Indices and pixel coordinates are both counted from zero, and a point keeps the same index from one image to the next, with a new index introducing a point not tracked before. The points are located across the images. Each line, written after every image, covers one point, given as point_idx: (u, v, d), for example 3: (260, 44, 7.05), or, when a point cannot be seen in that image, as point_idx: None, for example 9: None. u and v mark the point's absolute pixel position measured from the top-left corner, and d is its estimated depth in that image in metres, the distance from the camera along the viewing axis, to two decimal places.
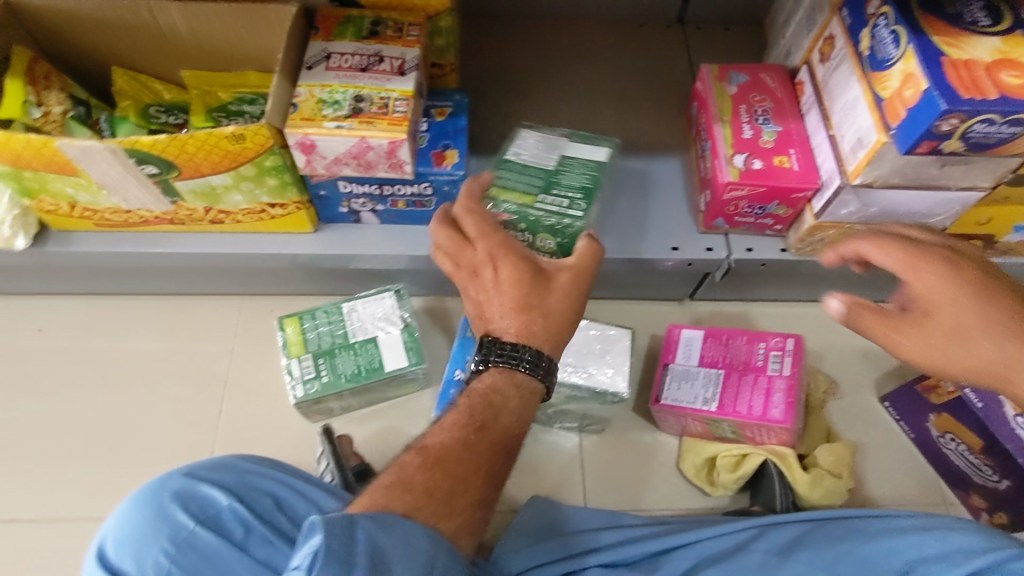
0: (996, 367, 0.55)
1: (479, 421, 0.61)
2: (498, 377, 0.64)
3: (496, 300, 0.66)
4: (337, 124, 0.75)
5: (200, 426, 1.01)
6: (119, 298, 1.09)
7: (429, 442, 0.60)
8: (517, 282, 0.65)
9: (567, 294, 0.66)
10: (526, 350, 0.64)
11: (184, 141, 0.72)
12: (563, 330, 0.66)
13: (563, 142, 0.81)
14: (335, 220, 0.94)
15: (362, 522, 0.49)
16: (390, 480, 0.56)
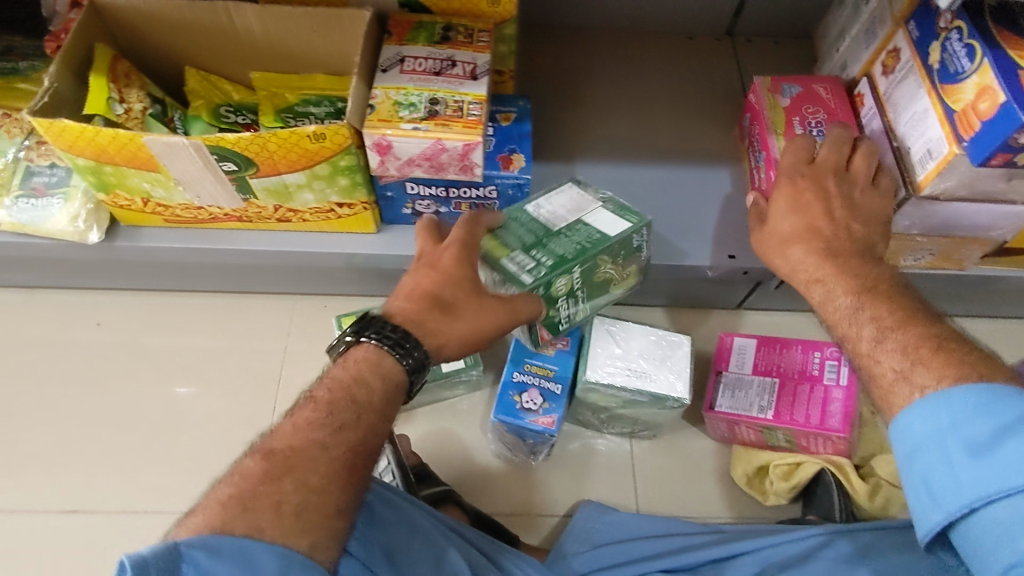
0: (802, 264, 0.70)
1: (338, 420, 0.56)
2: (366, 362, 0.60)
3: (412, 281, 0.67)
4: (414, 126, 0.77)
5: (254, 423, 1.02)
6: (174, 296, 1.11)
7: (277, 444, 0.54)
8: (433, 285, 0.66)
9: (479, 319, 0.66)
10: (406, 344, 0.62)
11: (266, 139, 0.74)
12: (449, 343, 0.65)
13: (591, 207, 0.77)
14: (397, 222, 0.95)
15: (189, 553, 0.46)
16: (222, 497, 0.51)
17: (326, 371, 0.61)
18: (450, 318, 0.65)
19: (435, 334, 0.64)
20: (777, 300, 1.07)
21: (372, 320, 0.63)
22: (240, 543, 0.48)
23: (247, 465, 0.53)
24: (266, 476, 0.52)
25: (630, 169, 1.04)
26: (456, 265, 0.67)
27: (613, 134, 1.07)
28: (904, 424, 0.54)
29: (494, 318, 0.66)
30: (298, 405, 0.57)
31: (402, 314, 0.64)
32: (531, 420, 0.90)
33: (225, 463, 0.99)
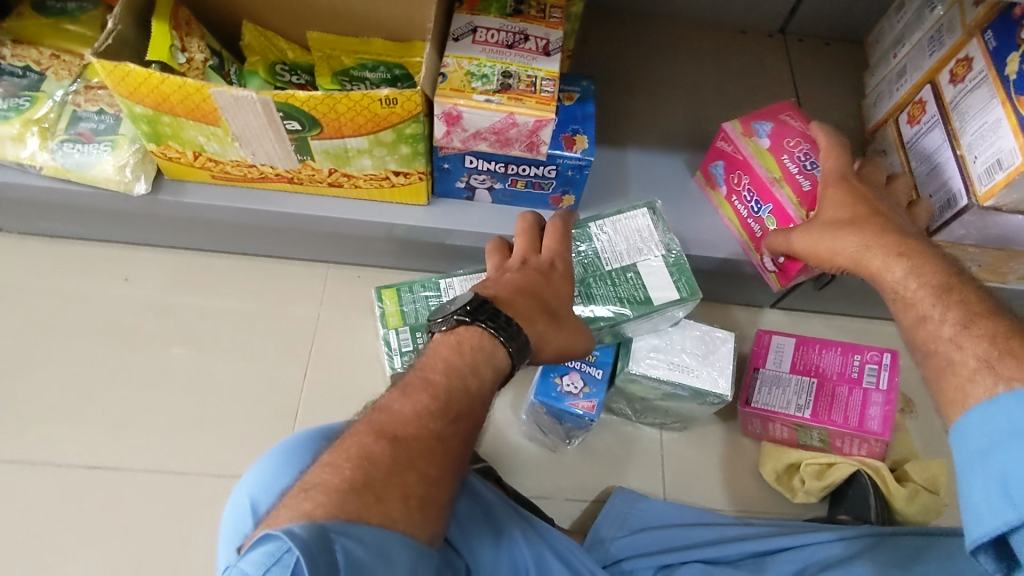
0: (853, 250, 0.71)
1: (453, 411, 0.58)
2: (481, 353, 0.61)
3: (518, 279, 0.70)
4: (487, 98, 0.75)
5: (284, 389, 1.00)
6: (205, 256, 1.09)
7: (398, 429, 0.55)
8: (537, 291, 0.69)
9: (573, 339, 0.70)
10: (519, 335, 0.63)
11: (337, 100, 0.72)
12: (546, 350, 0.68)
13: (649, 252, 0.88)
14: (447, 195, 0.94)
15: (336, 540, 0.48)
16: (343, 481, 0.52)
17: (435, 353, 0.62)
18: (554, 327, 0.68)
19: (541, 338, 0.66)
20: (813, 302, 1.07)
21: (484, 305, 0.64)
22: (377, 532, 0.50)
23: (368, 445, 0.54)
24: (393, 465, 0.53)
25: (681, 160, 1.03)
26: (558, 277, 0.73)
27: (665, 123, 1.06)
28: (967, 425, 0.48)
29: (579, 340, 0.71)
30: (412, 386, 0.58)
31: (511, 306, 0.66)
32: (571, 404, 0.88)
33: (254, 427, 0.97)
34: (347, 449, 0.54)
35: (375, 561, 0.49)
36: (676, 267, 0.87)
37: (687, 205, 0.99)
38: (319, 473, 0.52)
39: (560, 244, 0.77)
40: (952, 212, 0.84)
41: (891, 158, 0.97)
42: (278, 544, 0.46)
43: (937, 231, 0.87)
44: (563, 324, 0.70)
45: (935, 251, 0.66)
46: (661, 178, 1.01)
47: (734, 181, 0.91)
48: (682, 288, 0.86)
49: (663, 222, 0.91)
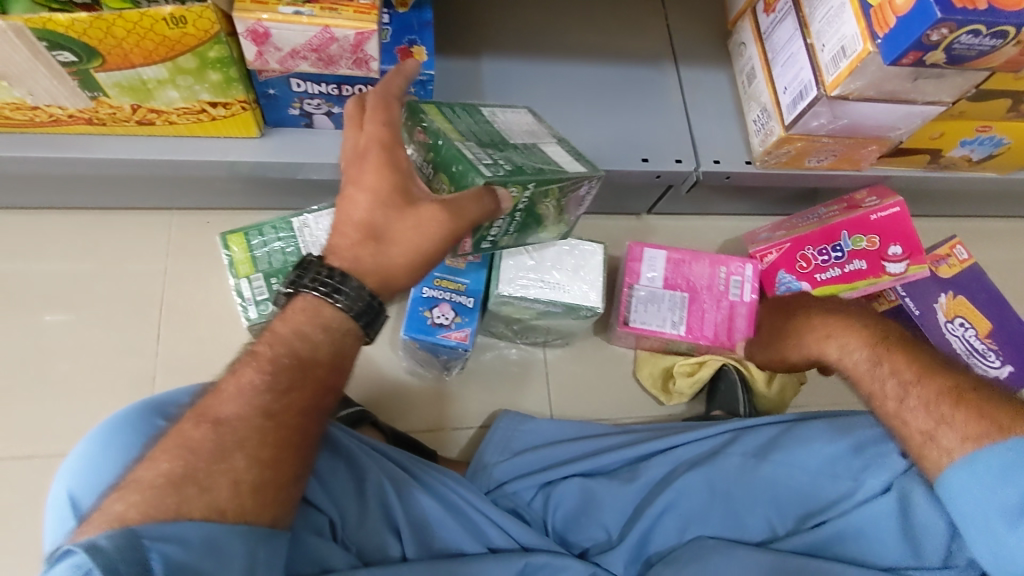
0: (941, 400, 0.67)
1: (284, 383, 0.53)
2: (305, 314, 0.55)
3: (342, 202, 0.57)
4: (295, 10, 0.66)
5: (135, 352, 0.91)
6: (18, 214, 0.95)
7: (220, 411, 0.51)
8: (363, 205, 0.56)
9: (417, 240, 0.56)
10: (349, 282, 0.55)
11: (111, 22, 0.61)
12: (394, 275, 0.57)
13: (545, 139, 0.75)
14: (283, 124, 0.84)
15: (153, 547, 0.45)
16: (160, 475, 0.48)
17: (269, 324, 0.56)
18: (388, 247, 0.56)
19: (377, 273, 0.57)
20: (685, 204, 1.06)
21: (310, 264, 0.56)
22: (201, 527, 0.48)
23: (186, 433, 0.50)
24: (216, 451, 0.50)
25: (542, 64, 0.96)
26: (376, 169, 0.56)
27: (522, 23, 0.98)
28: None
29: (432, 236, 0.56)
30: (239, 363, 0.53)
31: (336, 254, 0.57)
32: (444, 335, 0.85)
33: (105, 398, 0.89)
34: (171, 439, 0.50)
35: (203, 559, 0.47)
36: (575, 152, 0.75)
37: (551, 115, 0.94)
38: (141, 470, 0.49)
39: (377, 114, 0.57)
40: (804, 104, 0.83)
41: (750, 51, 0.95)
42: (80, 558, 0.43)
43: (792, 124, 0.86)
44: (405, 232, 0.56)
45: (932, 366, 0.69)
46: (522, 86, 0.94)
47: (802, 264, 0.94)
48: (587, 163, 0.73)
49: (544, 124, 0.79)
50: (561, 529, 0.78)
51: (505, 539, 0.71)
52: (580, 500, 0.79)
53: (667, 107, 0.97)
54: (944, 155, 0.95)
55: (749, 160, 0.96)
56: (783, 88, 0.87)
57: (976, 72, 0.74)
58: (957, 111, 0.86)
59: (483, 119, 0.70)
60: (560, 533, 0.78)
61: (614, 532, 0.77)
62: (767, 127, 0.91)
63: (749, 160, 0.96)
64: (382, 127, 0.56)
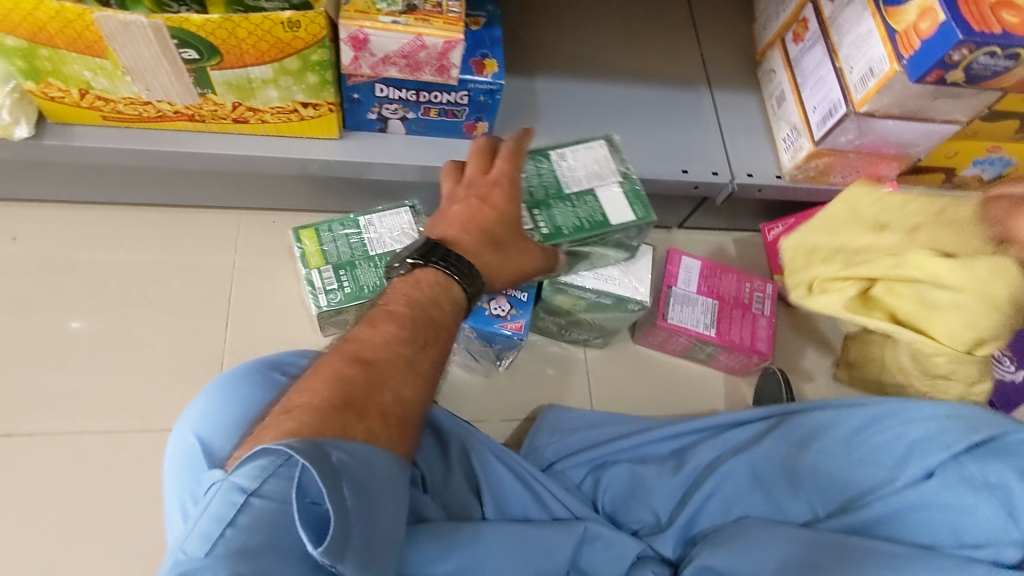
0: None
1: (421, 339, 0.61)
2: (436, 287, 0.67)
3: (463, 210, 0.73)
4: (393, 20, 0.74)
5: (204, 339, 0.97)
6: (98, 208, 1.02)
7: (369, 354, 0.58)
8: (497, 218, 0.74)
9: (521, 264, 0.76)
10: (464, 264, 0.69)
11: (236, 24, 0.69)
12: (497, 278, 0.73)
13: (610, 178, 0.87)
14: (359, 128, 0.92)
15: (332, 451, 0.49)
16: (324, 401, 0.53)
17: (400, 290, 0.66)
18: (498, 256, 0.73)
19: (487, 270, 0.72)
20: (717, 218, 1.14)
21: (437, 248, 0.69)
22: (366, 447, 0.52)
23: (342, 368, 0.56)
24: (369, 385, 0.55)
25: (589, 84, 1.05)
26: (499, 198, 0.75)
27: (571, 49, 1.07)
28: None
29: (526, 261, 0.76)
30: (378, 319, 0.61)
31: (457, 244, 0.71)
32: (501, 326, 0.91)
33: (176, 380, 0.94)
34: (323, 376, 0.55)
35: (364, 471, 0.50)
36: (632, 193, 0.87)
37: (599, 129, 1.02)
38: (297, 396, 0.53)
39: (511, 158, 0.77)
40: (834, 121, 0.91)
41: (780, 77, 1.04)
42: (266, 460, 0.49)
43: (822, 140, 0.95)
44: (502, 254, 0.74)
45: None
46: (572, 103, 1.03)
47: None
48: (638, 211, 0.86)
49: (619, 154, 0.90)
50: (610, 510, 0.81)
51: (564, 511, 0.74)
52: (632, 480, 0.83)
53: (703, 126, 1.06)
54: (958, 174, 1.04)
55: (778, 174, 1.04)
56: (813, 108, 0.96)
57: (990, 92, 0.83)
58: (972, 131, 0.95)
59: (547, 166, 0.87)
60: (610, 513, 0.81)
61: (662, 515, 0.81)
62: (796, 144, 1.00)
63: (778, 175, 1.04)
64: (514, 172, 0.77)
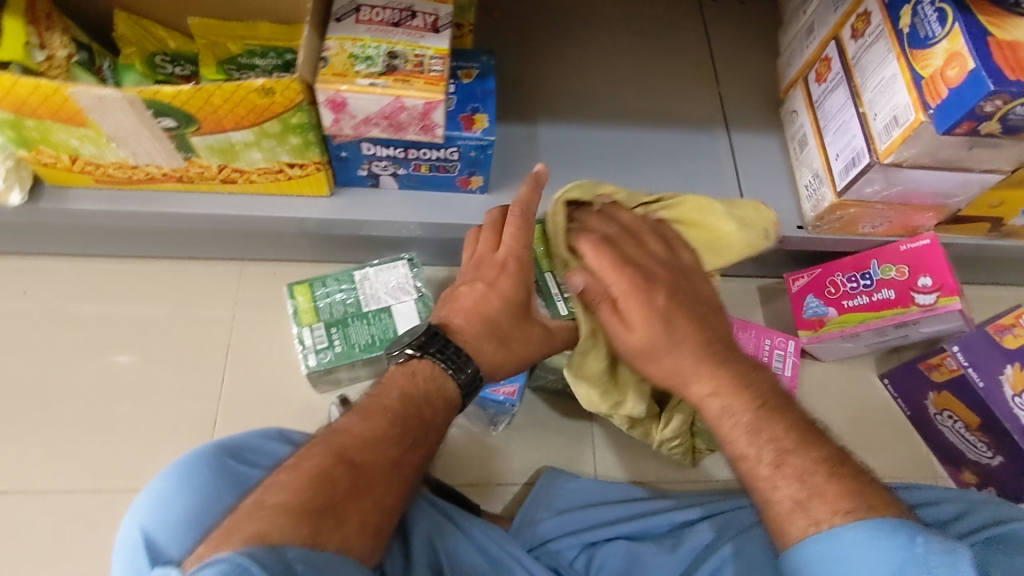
0: (675, 377, 0.64)
1: (411, 437, 0.57)
2: (432, 383, 0.61)
3: (468, 295, 0.66)
4: (371, 81, 0.72)
5: (201, 395, 0.96)
6: (106, 262, 1.03)
7: (357, 454, 0.54)
8: (505, 305, 0.65)
9: (527, 353, 0.67)
10: (468, 365, 0.62)
11: (209, 92, 0.68)
12: (494, 372, 0.65)
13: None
14: (351, 184, 0.90)
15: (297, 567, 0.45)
16: (301, 501, 0.50)
17: (392, 378, 0.61)
18: (498, 348, 0.65)
19: (485, 365, 0.64)
20: (738, 268, 1.07)
21: (435, 337, 0.63)
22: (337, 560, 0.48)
23: (328, 468, 0.53)
24: (352, 489, 0.52)
25: (596, 131, 1.00)
26: (508, 283, 0.66)
27: (578, 94, 1.02)
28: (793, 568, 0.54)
29: (535, 351, 0.67)
30: (371, 411, 0.58)
31: (457, 335, 0.64)
32: (492, 390, 0.88)
33: (170, 437, 0.93)
34: (304, 471, 0.53)
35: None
36: None
37: (603, 179, 0.97)
38: (270, 494, 0.50)
39: (518, 234, 0.67)
40: (857, 170, 0.83)
41: (802, 119, 0.97)
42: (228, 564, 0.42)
43: (845, 190, 0.87)
44: (621, 314, 0.66)
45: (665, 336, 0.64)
46: (576, 150, 0.98)
47: (831, 290, 0.99)
48: None
49: None
50: None
51: None
52: (627, 560, 0.78)
53: (717, 173, 0.99)
54: (1005, 223, 0.94)
55: (800, 225, 0.96)
56: (835, 155, 0.89)
57: None
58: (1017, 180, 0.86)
59: None
60: None
61: None
62: (819, 193, 0.92)
63: (800, 225, 0.96)
64: (525, 250, 0.67)
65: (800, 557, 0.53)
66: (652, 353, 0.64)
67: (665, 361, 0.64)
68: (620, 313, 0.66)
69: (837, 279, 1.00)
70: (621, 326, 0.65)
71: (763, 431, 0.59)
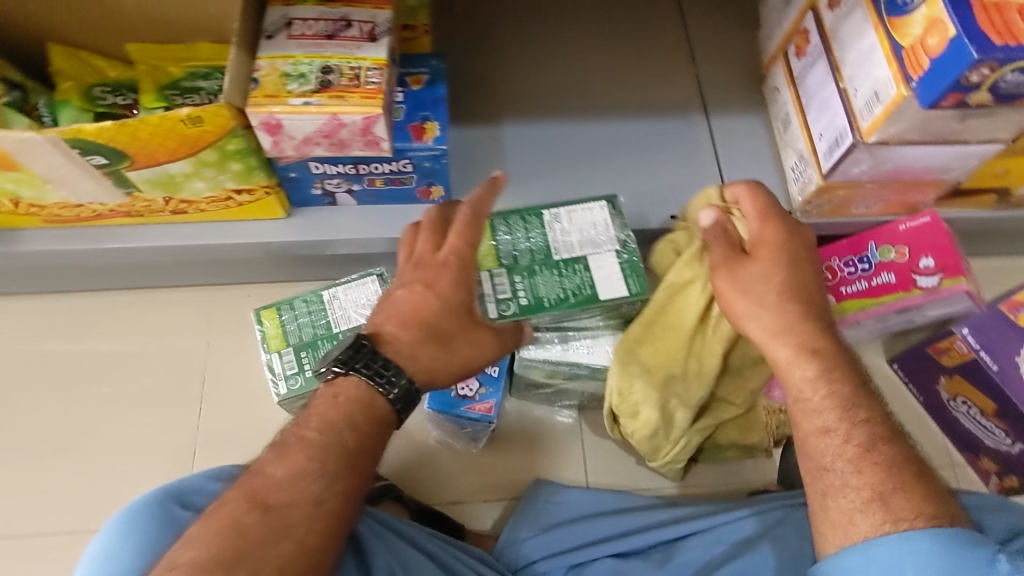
0: (774, 331, 0.61)
1: (332, 471, 0.53)
2: (357, 404, 0.56)
3: (404, 298, 0.60)
4: (305, 101, 0.68)
5: (179, 427, 0.95)
6: (78, 297, 1.02)
7: (271, 495, 0.51)
8: (444, 305, 0.60)
9: (474, 355, 0.61)
10: (400, 380, 0.57)
11: (134, 127, 0.65)
12: (438, 377, 0.60)
13: (607, 245, 0.77)
14: (307, 204, 0.86)
15: None
16: (208, 560, 0.48)
17: (316, 404, 0.56)
18: (440, 353, 0.59)
19: (426, 373, 0.59)
20: None
21: (362, 351, 0.57)
22: None
23: (239, 515, 0.50)
24: (268, 537, 0.50)
25: (565, 126, 0.95)
26: (447, 284, 0.60)
27: (544, 88, 0.97)
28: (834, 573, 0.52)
29: (481, 352, 0.62)
30: (288, 448, 0.53)
31: (390, 344, 0.58)
32: (468, 408, 0.84)
33: (150, 472, 0.92)
34: (219, 521, 0.50)
35: None
36: (627, 265, 0.76)
37: (574, 176, 0.92)
38: (178, 552, 0.49)
39: (462, 230, 0.61)
40: (840, 151, 0.77)
41: (783, 97, 0.90)
42: None
43: (830, 173, 0.81)
44: (751, 253, 0.65)
45: (776, 283, 0.62)
46: (545, 148, 0.93)
47: (828, 276, 0.91)
48: (634, 286, 0.76)
49: (624, 218, 0.79)
50: None
51: None
52: None
53: (696, 160, 0.93)
54: (1012, 193, 0.87)
55: (788, 210, 0.90)
56: (818, 135, 0.82)
57: None
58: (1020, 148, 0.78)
59: (536, 230, 0.78)
60: None
61: None
62: (804, 176, 0.86)
63: (788, 210, 0.90)
64: (467, 247, 0.61)
65: (842, 567, 0.51)
66: (750, 298, 0.62)
67: (768, 311, 0.61)
68: (734, 266, 0.65)
69: (835, 262, 0.91)
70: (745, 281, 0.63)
71: (859, 408, 0.57)
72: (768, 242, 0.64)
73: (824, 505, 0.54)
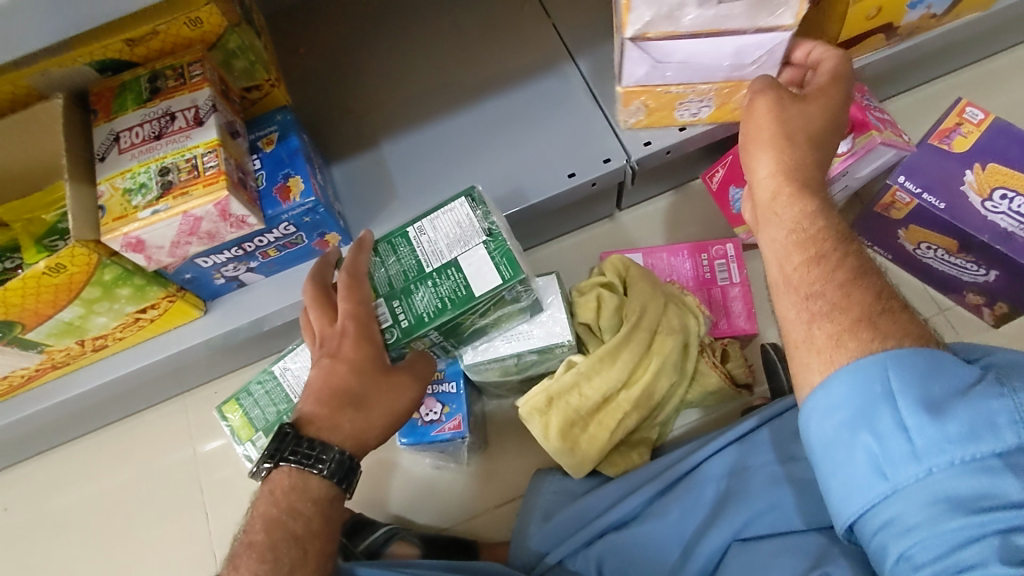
0: (771, 169, 0.58)
1: (286, 563, 0.59)
2: (292, 491, 0.63)
3: (315, 376, 0.66)
4: (153, 210, 0.67)
5: (195, 537, 0.97)
6: (60, 449, 1.04)
7: None
8: (354, 367, 0.67)
9: (392, 403, 0.68)
10: (330, 454, 0.64)
11: (3, 297, 0.66)
12: (369, 435, 0.67)
13: (475, 239, 0.75)
14: (220, 294, 0.86)
15: None
16: None
17: (257, 504, 0.64)
18: (357, 412, 0.66)
19: (354, 436, 0.66)
20: (650, 188, 0.99)
21: (286, 437, 0.64)
22: None
23: None
24: None
25: (442, 124, 0.93)
26: (349, 346, 0.68)
27: (411, 93, 0.94)
28: (820, 409, 0.48)
29: (401, 395, 0.69)
30: (240, 558, 0.59)
31: (312, 424, 0.65)
32: (438, 431, 0.85)
33: None
34: None
35: None
36: (497, 251, 0.74)
37: (465, 171, 0.90)
38: None
39: (349, 294, 0.70)
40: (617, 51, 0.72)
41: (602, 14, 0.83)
42: None
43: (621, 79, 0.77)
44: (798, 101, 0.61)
45: (804, 139, 0.59)
46: (429, 153, 0.91)
47: None
48: (505, 269, 0.74)
49: (485, 205, 0.77)
50: None
51: None
52: (629, 551, 0.72)
53: (578, 110, 0.90)
54: (899, 25, 0.81)
55: (681, 127, 0.88)
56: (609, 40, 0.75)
57: None
58: None
59: (406, 248, 0.77)
60: None
61: None
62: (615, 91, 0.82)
63: (681, 127, 0.88)
64: (357, 305, 0.70)
65: (829, 397, 0.48)
66: (780, 134, 0.59)
67: (784, 153, 0.58)
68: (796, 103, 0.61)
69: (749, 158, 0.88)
70: (783, 112, 0.59)
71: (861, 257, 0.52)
72: (794, 105, 0.60)
73: (810, 335, 0.50)
